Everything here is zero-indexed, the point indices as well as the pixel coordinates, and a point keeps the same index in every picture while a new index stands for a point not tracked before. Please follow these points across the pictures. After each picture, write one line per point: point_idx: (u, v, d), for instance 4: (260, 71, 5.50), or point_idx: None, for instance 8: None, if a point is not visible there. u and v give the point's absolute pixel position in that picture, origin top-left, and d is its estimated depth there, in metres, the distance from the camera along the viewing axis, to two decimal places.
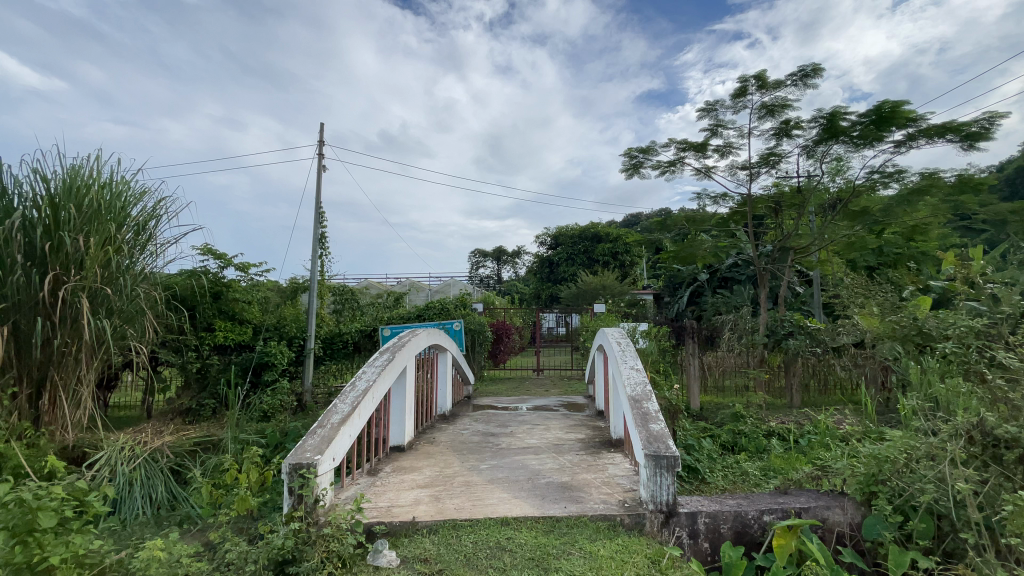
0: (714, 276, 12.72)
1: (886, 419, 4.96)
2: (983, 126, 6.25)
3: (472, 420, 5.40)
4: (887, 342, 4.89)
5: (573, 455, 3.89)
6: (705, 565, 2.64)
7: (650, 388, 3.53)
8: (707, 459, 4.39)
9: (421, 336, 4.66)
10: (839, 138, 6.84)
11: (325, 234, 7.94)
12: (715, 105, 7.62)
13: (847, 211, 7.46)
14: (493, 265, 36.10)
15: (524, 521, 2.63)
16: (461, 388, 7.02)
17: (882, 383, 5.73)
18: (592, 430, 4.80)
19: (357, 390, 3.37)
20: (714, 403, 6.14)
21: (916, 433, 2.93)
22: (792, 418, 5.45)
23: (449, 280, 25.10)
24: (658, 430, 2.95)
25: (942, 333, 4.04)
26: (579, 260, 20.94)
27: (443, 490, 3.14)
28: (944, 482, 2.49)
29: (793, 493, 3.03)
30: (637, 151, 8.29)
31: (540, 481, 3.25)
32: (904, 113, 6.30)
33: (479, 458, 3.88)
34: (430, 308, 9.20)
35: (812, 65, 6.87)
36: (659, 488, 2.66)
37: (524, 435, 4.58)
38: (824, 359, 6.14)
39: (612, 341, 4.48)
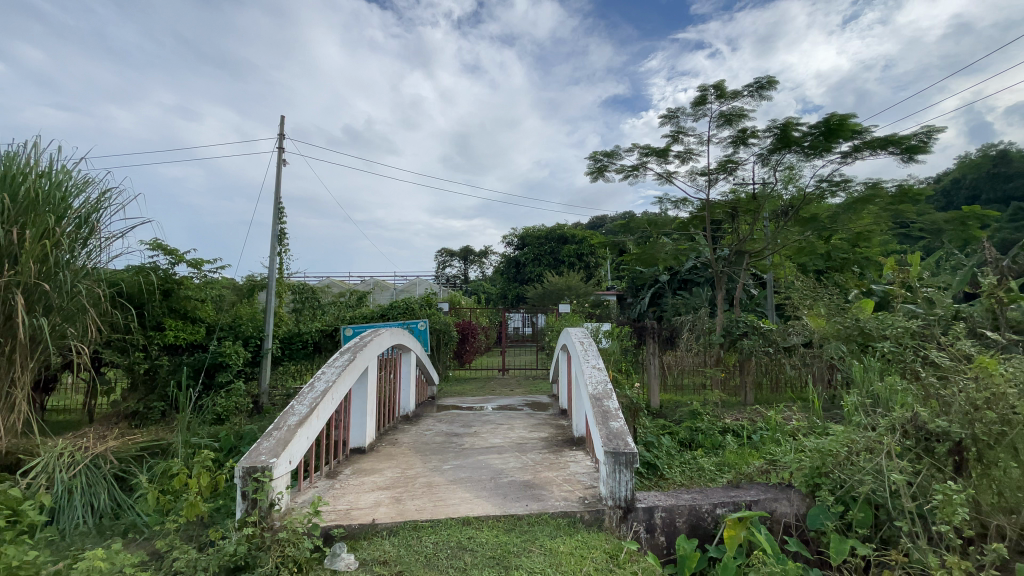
0: (674, 277, 13.12)
1: (831, 414, 5.22)
2: (921, 139, 6.68)
3: (436, 421, 5.36)
4: (833, 342, 5.18)
5: (536, 453, 3.93)
6: (661, 558, 2.72)
7: (611, 386, 3.61)
8: (665, 456, 4.54)
9: (385, 336, 4.61)
10: (792, 148, 7.16)
11: (284, 230, 7.71)
12: (677, 113, 7.86)
13: (798, 217, 7.78)
14: (459, 265, 35.91)
15: (486, 520, 2.64)
16: (425, 389, 6.95)
17: (827, 381, 6.10)
18: (555, 428, 4.86)
19: (315, 391, 3.29)
20: (673, 401, 6.32)
21: (856, 428, 3.12)
22: (745, 415, 5.67)
23: (415, 279, 24.83)
24: (617, 427, 3.02)
25: (881, 334, 4.33)
26: (546, 261, 21.08)
27: (404, 491, 3.11)
28: (881, 474, 2.67)
29: (745, 487, 3.16)
30: (601, 155, 8.45)
31: (502, 480, 3.27)
32: (851, 125, 6.65)
33: (442, 458, 3.86)
34: (395, 307, 9.09)
35: (767, 77, 7.18)
36: (617, 484, 2.72)
37: (487, 435, 4.59)
38: (776, 358, 6.42)
39: (575, 341, 4.55)
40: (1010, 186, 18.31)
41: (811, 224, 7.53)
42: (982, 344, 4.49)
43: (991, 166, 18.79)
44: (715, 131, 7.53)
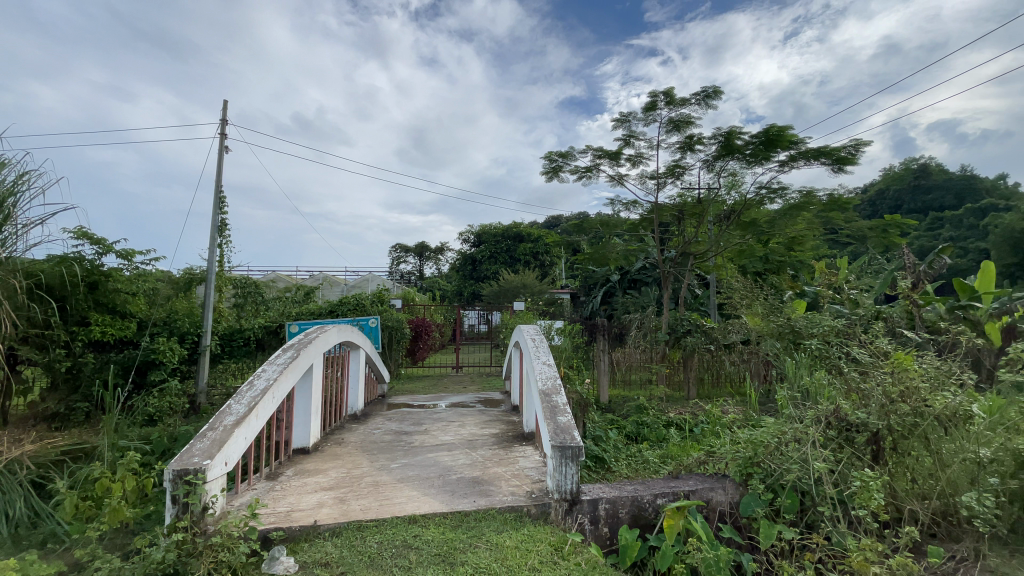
0: (624, 277, 13.50)
1: (766, 407, 5.55)
2: (850, 152, 7.18)
3: (385, 419, 5.27)
4: (768, 339, 5.48)
5: (486, 450, 3.95)
6: (604, 549, 2.80)
7: (560, 381, 3.67)
8: (612, 449, 4.69)
9: (331, 332, 4.47)
10: (735, 155, 7.52)
11: (225, 221, 7.33)
12: (629, 117, 8.07)
13: (739, 221, 8.15)
14: (414, 262, 35.37)
15: (433, 518, 2.62)
16: (375, 387, 6.81)
17: (763, 376, 6.45)
18: (506, 424, 4.90)
19: (255, 389, 3.15)
20: (621, 396, 6.51)
21: (785, 420, 3.33)
22: (688, 409, 5.92)
23: (367, 275, 24.22)
24: (564, 422, 3.08)
25: (810, 332, 4.64)
26: (501, 259, 21.09)
27: (349, 491, 3.04)
28: (806, 463, 2.86)
29: (684, 478, 3.31)
30: (556, 155, 8.55)
31: (451, 477, 3.26)
32: (788, 136, 7.05)
33: (390, 456, 3.81)
34: (344, 303, 8.86)
35: (713, 87, 7.50)
36: (563, 477, 2.78)
37: (438, 433, 4.56)
38: (717, 355, 6.73)
39: (527, 337, 4.58)
40: (927, 197, 20.11)
41: (751, 228, 7.95)
42: (897, 341, 4.89)
43: (912, 178, 20.53)
44: (665, 136, 7.79)
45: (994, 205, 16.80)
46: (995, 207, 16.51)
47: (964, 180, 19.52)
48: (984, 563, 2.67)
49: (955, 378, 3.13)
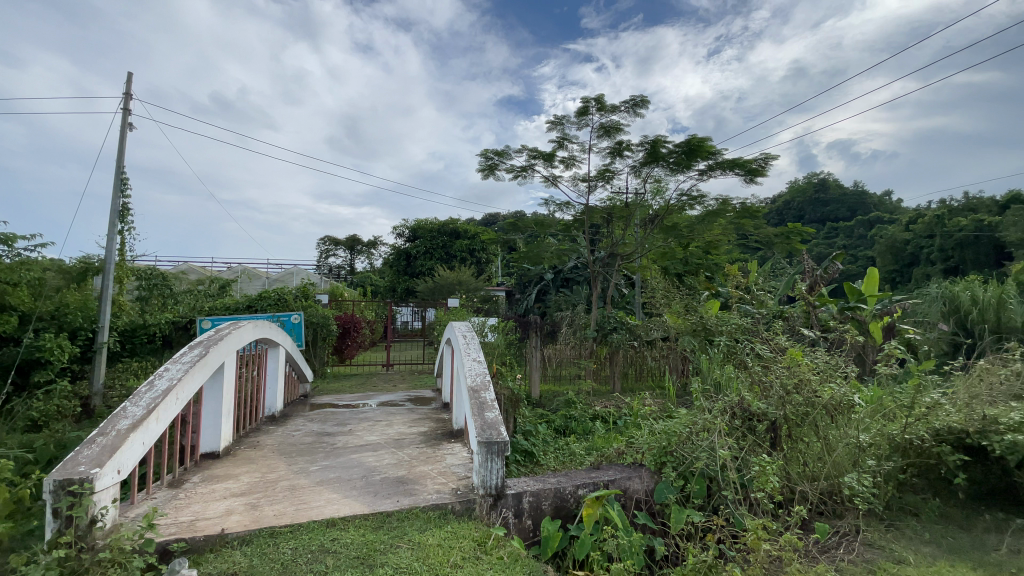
0: (558, 276, 13.84)
1: (682, 400, 5.94)
2: (760, 164, 7.80)
3: (307, 420, 5.05)
4: (686, 336, 5.83)
5: (413, 448, 3.90)
6: (527, 541, 2.87)
7: (489, 378, 3.70)
8: (541, 443, 4.82)
9: (247, 328, 4.21)
10: (660, 162, 7.92)
11: (127, 206, 6.66)
12: (563, 120, 8.26)
13: (662, 226, 8.61)
14: (345, 256, 34.00)
15: (352, 520, 2.55)
16: (296, 386, 6.49)
17: (681, 370, 6.89)
18: (435, 422, 4.86)
19: (155, 390, 2.90)
20: (552, 391, 6.69)
21: (696, 412, 3.58)
22: (613, 402, 6.20)
23: (292, 268, 22.94)
24: (492, 417, 3.11)
25: (720, 330, 5.02)
26: (437, 254, 20.77)
27: (263, 496, 2.88)
28: (713, 451, 3.10)
29: (604, 468, 3.46)
30: (492, 153, 8.57)
31: (375, 478, 3.18)
32: (707, 147, 7.53)
33: (310, 459, 3.65)
34: (264, 299, 8.45)
35: (641, 96, 7.85)
36: (489, 472, 2.81)
37: (363, 433, 4.43)
38: (640, 350, 7.09)
39: (458, 334, 4.56)
40: (825, 209, 22.39)
41: (673, 232, 8.43)
42: (795, 338, 5.41)
43: (813, 191, 22.75)
44: (596, 140, 8.06)
45: (879, 218, 19.04)
46: (880, 220, 18.73)
47: (856, 196, 21.95)
48: (862, 537, 3.02)
49: (840, 371, 3.52)
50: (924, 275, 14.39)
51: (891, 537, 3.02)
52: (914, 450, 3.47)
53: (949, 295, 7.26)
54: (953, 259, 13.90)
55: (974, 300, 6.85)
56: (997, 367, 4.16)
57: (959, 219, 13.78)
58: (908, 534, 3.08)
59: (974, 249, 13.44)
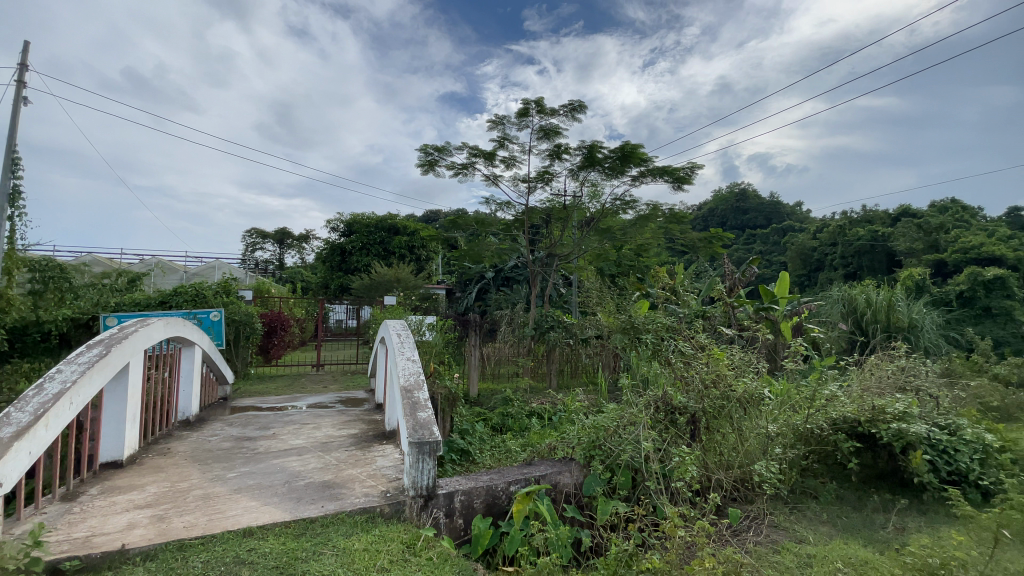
0: (498, 275, 13.91)
1: (614, 395, 6.18)
2: (687, 173, 8.24)
3: (225, 424, 4.74)
4: (617, 335, 6.06)
5: (342, 451, 3.77)
6: (458, 540, 2.87)
7: (422, 378, 3.65)
8: (477, 442, 4.84)
9: (156, 326, 3.87)
10: (596, 167, 8.17)
11: (18, 189, 5.95)
12: (503, 120, 8.31)
13: (598, 228, 8.89)
14: (274, 250, 32.20)
15: (272, 528, 2.43)
16: (215, 388, 6.07)
17: (613, 367, 7.16)
18: (367, 424, 4.73)
19: (44, 394, 2.61)
20: (490, 389, 6.73)
21: (624, 406, 3.73)
22: (548, 399, 6.32)
23: (213, 262, 21.39)
24: (424, 417, 3.07)
25: (647, 329, 5.27)
26: (373, 250, 20.16)
27: (171, 507, 2.68)
28: (638, 443, 3.25)
29: (536, 464, 3.53)
30: (432, 149, 8.46)
31: (298, 483, 3.05)
32: (639, 154, 7.85)
33: (228, 466, 3.43)
34: (180, 294, 7.82)
35: (579, 101, 8.06)
36: (420, 473, 2.77)
37: (288, 437, 4.23)
38: (575, 348, 7.28)
39: (392, 333, 4.45)
40: (745, 217, 24.07)
41: (607, 234, 8.73)
42: (716, 337, 5.79)
43: (736, 200, 24.42)
44: (536, 142, 8.18)
45: (791, 226, 20.69)
46: (792, 229, 20.39)
47: (772, 205, 23.75)
48: (769, 519, 3.28)
49: (752, 368, 3.81)
50: (828, 280, 15.83)
51: (793, 519, 3.31)
52: (815, 438, 3.84)
53: (848, 298, 8.04)
54: (852, 265, 15.32)
55: (868, 303, 7.74)
56: (884, 362, 4.72)
57: (858, 230, 15.15)
58: (808, 516, 3.40)
59: (869, 257, 14.75)
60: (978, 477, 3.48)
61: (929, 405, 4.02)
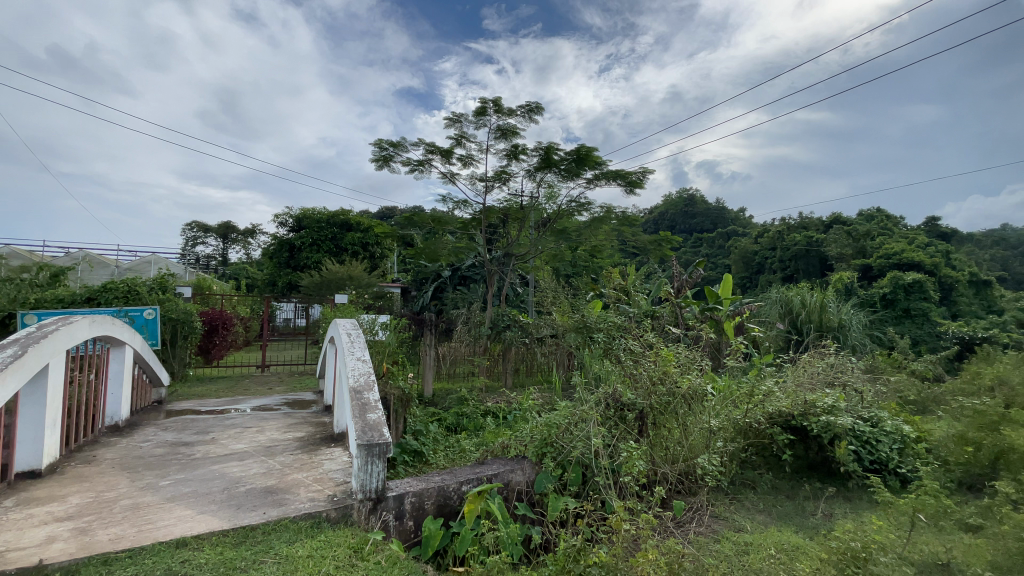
0: (455, 273, 13.82)
1: (567, 393, 6.28)
2: (639, 177, 8.49)
3: (160, 429, 4.46)
4: (571, 334, 6.15)
5: (287, 455, 3.63)
6: (407, 542, 2.83)
7: (373, 378, 3.57)
8: (431, 443, 4.79)
9: (81, 324, 3.59)
10: (552, 168, 8.27)
11: None
12: (461, 118, 8.26)
13: (553, 229, 9.00)
14: (217, 244, 30.56)
15: (208, 538, 2.31)
16: (148, 391, 5.71)
17: (567, 365, 7.27)
18: (315, 427, 4.57)
19: None
20: (444, 389, 6.67)
21: (576, 404, 3.80)
22: (503, 398, 6.34)
23: (149, 257, 20.05)
24: (374, 419, 3.00)
25: (600, 328, 5.38)
26: (325, 247, 19.53)
27: (96, 519, 2.49)
28: (588, 439, 3.32)
29: (488, 463, 3.54)
30: (387, 144, 8.28)
31: (238, 490, 2.91)
32: (594, 158, 8.01)
33: (160, 473, 3.23)
34: (110, 290, 7.28)
35: (536, 103, 8.12)
36: (368, 476, 2.72)
37: (228, 441, 4.02)
38: (530, 347, 7.34)
39: (342, 332, 4.33)
40: (693, 221, 25.07)
41: (563, 235, 8.86)
42: (664, 336, 6.00)
43: (684, 204, 25.39)
44: (493, 141, 8.18)
45: (735, 231, 21.73)
46: (736, 233, 21.40)
47: (718, 210, 24.86)
48: (711, 510, 3.44)
49: (695, 367, 3.98)
50: (768, 282, 16.74)
51: (733, 510, 3.48)
52: (753, 431, 4.05)
53: (786, 300, 8.54)
54: (789, 268, 16.26)
55: (803, 304, 8.26)
56: (816, 359, 5.04)
57: (795, 235, 16.11)
58: (746, 505, 3.58)
59: (805, 261, 15.71)
60: (896, 465, 3.79)
61: (855, 399, 4.34)
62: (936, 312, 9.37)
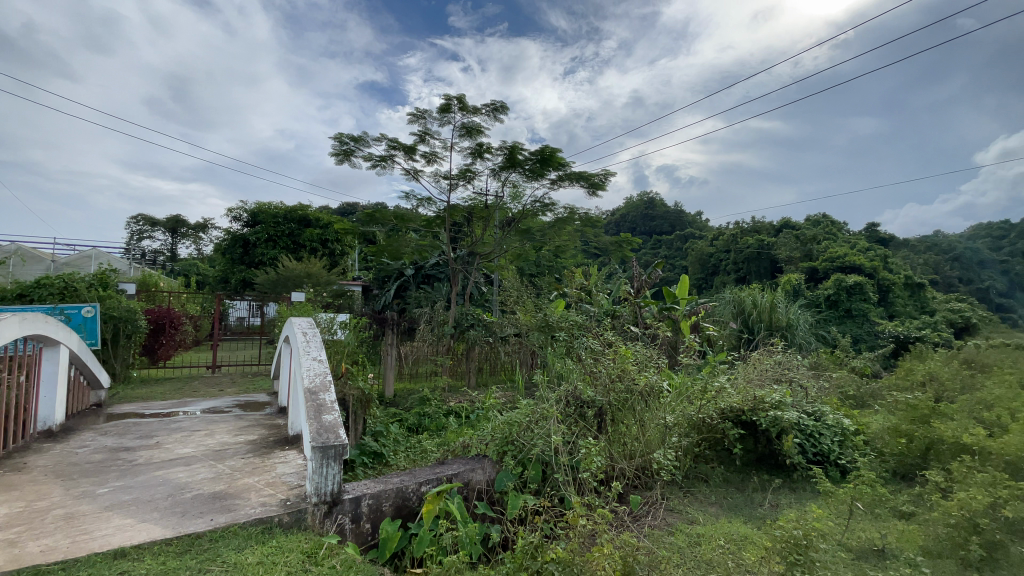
0: (418, 272, 13.65)
1: (529, 392, 6.32)
2: (601, 180, 8.63)
3: (98, 434, 4.20)
4: (534, 333, 6.19)
5: (238, 459, 3.50)
6: (364, 545, 2.78)
7: (330, 379, 3.49)
8: (391, 444, 4.73)
9: (10, 322, 3.34)
10: (517, 168, 8.30)
11: None
12: (424, 114, 8.17)
13: (517, 229, 9.04)
14: (164, 239, 29.01)
15: (150, 547, 2.20)
16: (86, 394, 5.36)
17: (530, 364, 7.32)
18: (269, 429, 4.42)
19: None
20: (406, 389, 6.59)
21: (537, 402, 3.83)
22: (466, 398, 6.33)
23: (88, 251, 18.82)
24: (330, 420, 2.94)
25: (561, 327, 5.45)
26: (281, 243, 18.90)
27: (24, 531, 2.32)
28: (548, 437, 3.36)
29: (448, 463, 3.52)
30: (348, 138, 8.10)
31: (184, 496, 2.78)
32: (558, 159, 8.09)
33: (98, 480, 3.04)
34: (44, 286, 6.81)
35: (501, 102, 8.12)
36: (323, 479, 2.65)
37: (175, 445, 3.84)
38: (493, 346, 7.36)
39: (298, 331, 4.20)
40: (652, 224, 25.74)
41: (527, 235, 8.91)
42: (624, 335, 6.14)
43: (644, 207, 26.04)
44: (457, 139, 8.13)
45: (692, 234, 22.46)
46: (692, 236, 22.12)
47: (676, 213, 25.64)
48: (667, 504, 3.54)
49: (652, 365, 4.10)
50: (722, 284, 17.38)
51: (686, 503, 3.60)
52: (706, 427, 4.20)
53: (739, 300, 8.90)
54: (742, 270, 16.93)
55: (755, 305, 8.63)
56: (765, 357, 5.28)
57: (747, 239, 16.80)
58: (699, 498, 3.71)
59: (756, 264, 16.42)
60: (837, 457, 4.01)
61: (799, 395, 4.57)
62: (874, 312, 9.99)
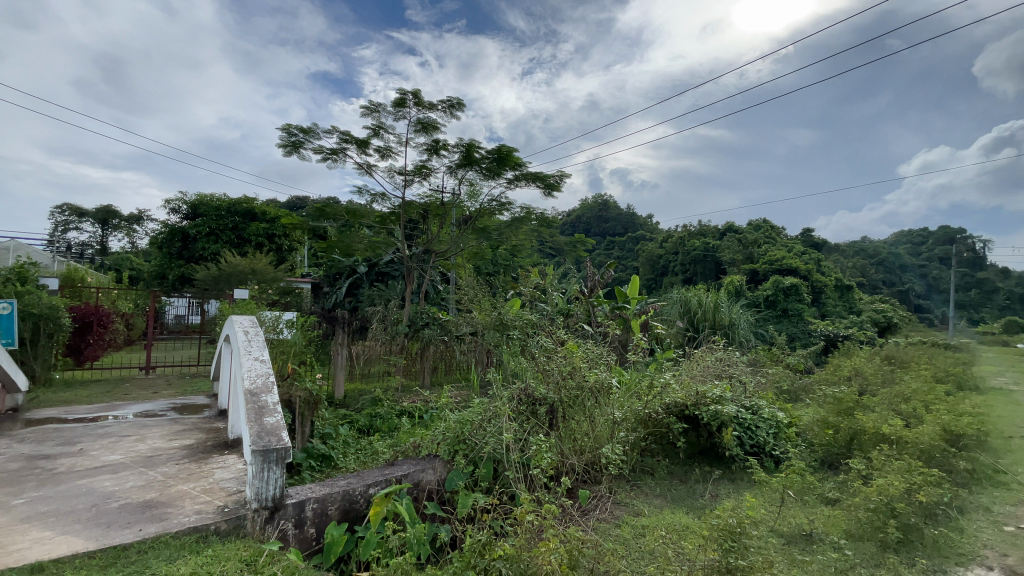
0: (372, 269, 13.35)
1: (483, 391, 6.33)
2: (557, 180, 8.75)
3: (13, 442, 3.86)
4: (488, 332, 6.20)
5: (172, 465, 3.31)
6: (308, 551, 2.70)
7: (273, 379, 3.37)
8: (341, 446, 4.61)
9: None
10: (473, 166, 8.27)
11: None
12: (378, 108, 8.00)
13: (473, 227, 9.01)
14: (91, 231, 26.90)
15: (71, 561, 2.06)
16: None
17: (485, 363, 7.32)
18: (207, 433, 4.21)
19: None
20: (357, 389, 6.44)
21: (489, 400, 3.85)
22: (419, 397, 6.26)
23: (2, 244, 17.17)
24: (272, 422, 2.84)
25: (515, 325, 5.49)
26: (224, 237, 17.96)
27: None
28: (499, 435, 3.39)
29: (399, 464, 3.48)
30: (297, 129, 7.81)
31: (110, 505, 2.61)
32: (514, 158, 8.12)
33: (12, 491, 2.80)
34: None
35: (457, 99, 8.07)
36: (264, 484, 2.56)
37: (102, 452, 3.59)
38: (448, 345, 7.31)
39: (239, 330, 4.02)
40: (606, 225, 26.33)
41: (483, 234, 8.90)
42: (577, 334, 6.26)
43: (599, 208, 26.57)
44: (412, 135, 8.01)
45: (643, 236, 23.14)
46: (643, 237, 22.78)
47: (629, 215, 26.34)
48: (614, 498, 3.64)
49: (601, 363, 4.20)
50: (671, 284, 18.00)
51: (633, 496, 3.72)
52: (652, 421, 4.35)
53: (686, 300, 9.26)
54: (689, 271, 17.59)
55: (701, 305, 9.01)
56: (708, 354, 5.53)
57: (694, 241, 17.48)
58: (645, 491, 3.85)
59: (702, 265, 17.14)
60: (771, 448, 4.26)
61: (738, 390, 4.82)
62: (808, 312, 10.66)
